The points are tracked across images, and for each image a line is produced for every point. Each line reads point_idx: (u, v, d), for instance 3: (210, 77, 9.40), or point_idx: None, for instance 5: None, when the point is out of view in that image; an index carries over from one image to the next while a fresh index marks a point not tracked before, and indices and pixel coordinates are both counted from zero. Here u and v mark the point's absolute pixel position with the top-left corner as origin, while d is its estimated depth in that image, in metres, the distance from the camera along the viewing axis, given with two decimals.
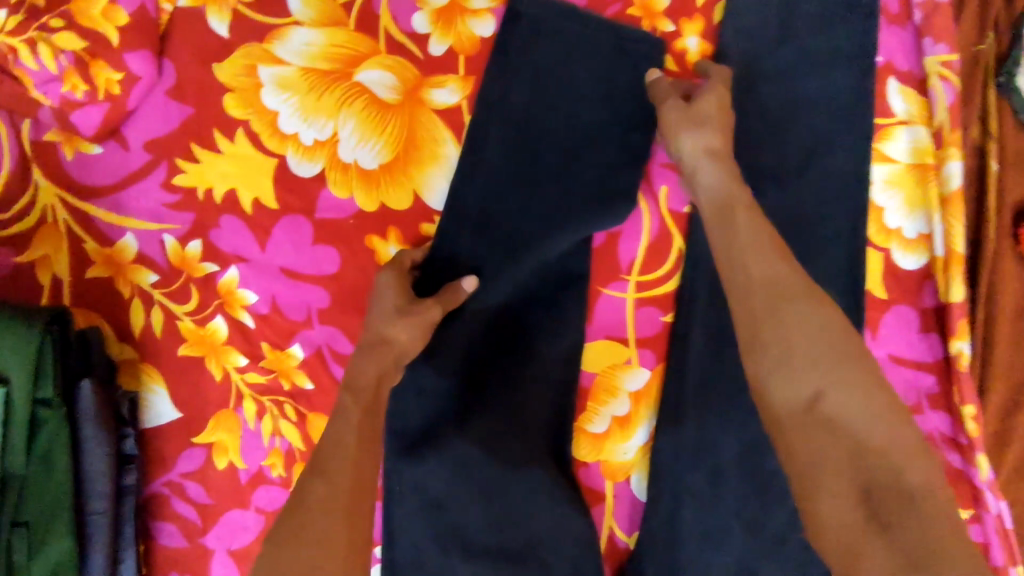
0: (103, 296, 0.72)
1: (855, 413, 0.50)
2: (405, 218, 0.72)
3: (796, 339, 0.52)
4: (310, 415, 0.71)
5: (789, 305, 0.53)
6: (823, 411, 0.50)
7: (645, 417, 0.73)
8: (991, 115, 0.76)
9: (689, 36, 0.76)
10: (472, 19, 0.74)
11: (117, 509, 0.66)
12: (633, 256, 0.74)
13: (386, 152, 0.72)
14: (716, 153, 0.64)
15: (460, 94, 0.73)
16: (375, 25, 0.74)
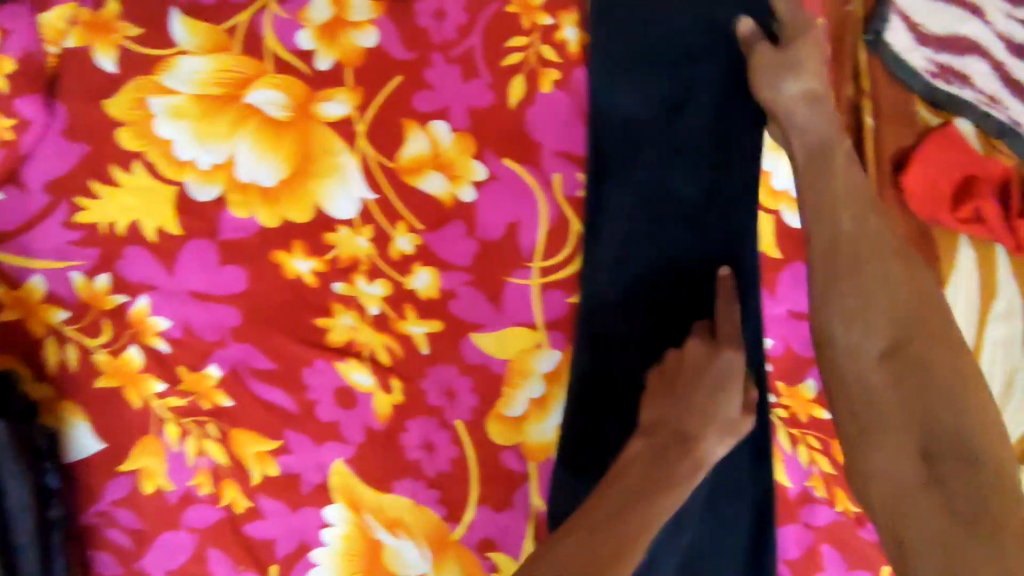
0: (11, 338, 0.73)
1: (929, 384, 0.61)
2: (308, 231, 0.74)
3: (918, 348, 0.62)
4: (232, 430, 0.73)
5: (895, 352, 0.62)
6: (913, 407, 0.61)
7: (560, 395, 0.75)
8: (863, 73, 0.81)
9: (567, 27, 0.79)
10: (354, 30, 0.76)
11: (41, 542, 0.67)
12: (534, 242, 0.76)
13: (282, 166, 0.74)
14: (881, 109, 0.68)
15: (349, 105, 0.75)
16: (259, 46, 0.75)
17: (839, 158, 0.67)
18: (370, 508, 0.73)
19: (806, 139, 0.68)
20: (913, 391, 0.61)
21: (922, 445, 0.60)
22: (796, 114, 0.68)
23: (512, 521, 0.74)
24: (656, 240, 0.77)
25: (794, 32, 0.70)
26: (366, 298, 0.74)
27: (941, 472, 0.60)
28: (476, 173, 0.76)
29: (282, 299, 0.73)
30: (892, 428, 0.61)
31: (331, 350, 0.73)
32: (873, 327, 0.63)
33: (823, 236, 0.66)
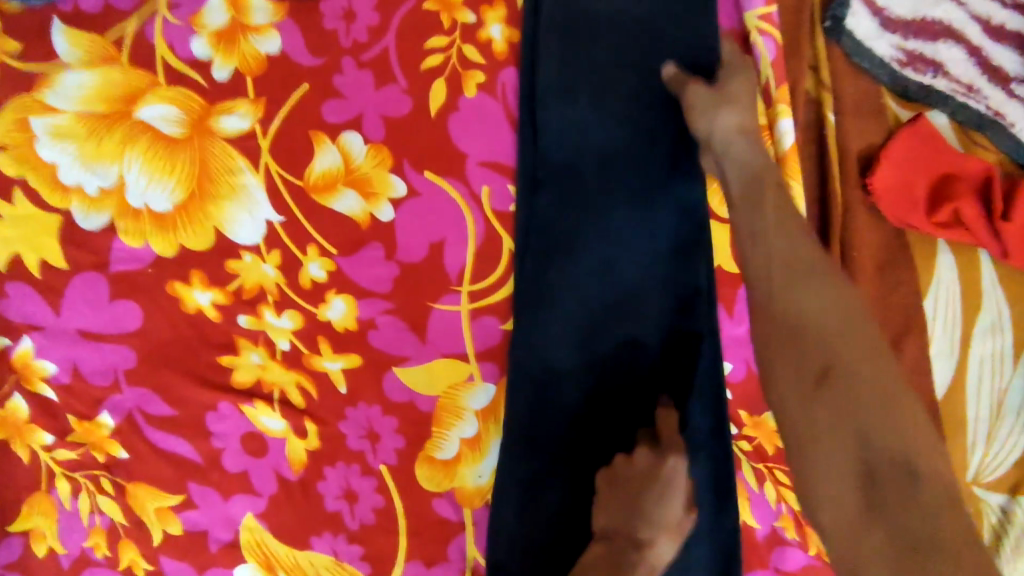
0: None
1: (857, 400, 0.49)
2: (208, 260, 0.67)
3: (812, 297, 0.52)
4: (128, 484, 0.65)
5: (820, 376, 0.50)
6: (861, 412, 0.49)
7: (496, 434, 0.68)
8: (823, 63, 0.74)
9: (492, 24, 0.72)
10: (256, 36, 0.69)
11: None
12: (462, 264, 0.69)
13: (177, 189, 0.67)
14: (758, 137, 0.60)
15: (251, 118, 0.68)
16: (151, 57, 0.68)
17: (779, 204, 0.56)
18: (286, 566, 0.65)
19: (740, 170, 0.59)
20: (834, 418, 0.49)
21: (863, 460, 0.48)
22: (733, 148, 0.60)
23: None
24: (586, 302, 0.69)
25: (726, 94, 0.62)
26: (274, 333, 0.66)
27: (881, 493, 0.47)
28: (381, 182, 0.68)
29: (180, 337, 0.66)
30: (828, 445, 0.49)
31: (237, 391, 0.66)
32: (798, 363, 0.51)
33: (759, 274, 0.54)
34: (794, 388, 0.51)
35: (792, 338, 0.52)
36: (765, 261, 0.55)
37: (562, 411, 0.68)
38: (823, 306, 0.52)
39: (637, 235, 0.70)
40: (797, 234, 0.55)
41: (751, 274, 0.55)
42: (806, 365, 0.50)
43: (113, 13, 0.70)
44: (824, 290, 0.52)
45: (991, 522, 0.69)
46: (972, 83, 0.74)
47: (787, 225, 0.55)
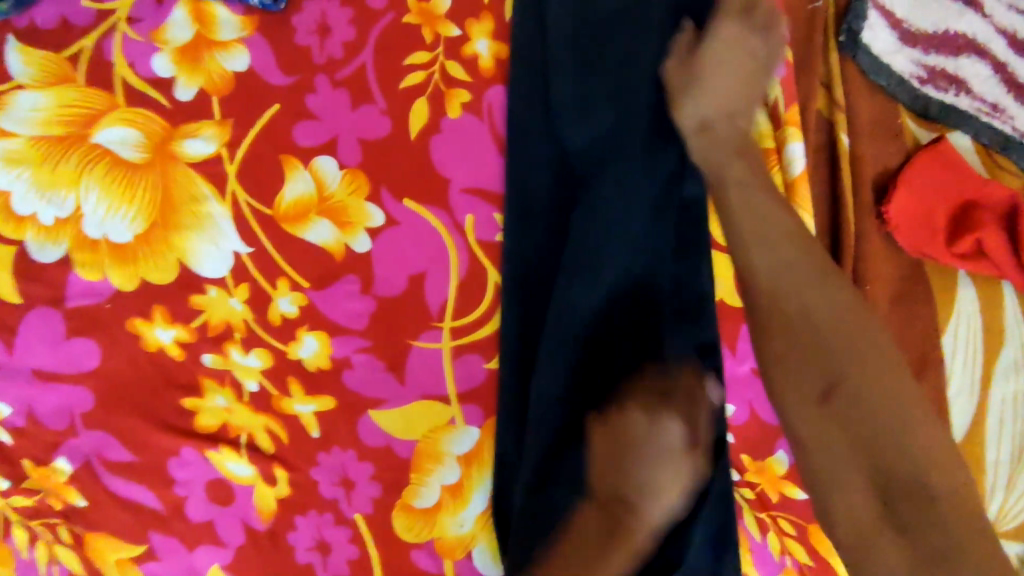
0: None
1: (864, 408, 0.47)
2: (170, 294, 0.62)
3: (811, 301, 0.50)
4: (88, 534, 0.62)
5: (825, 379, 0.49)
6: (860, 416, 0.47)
7: (479, 480, 0.63)
8: (835, 81, 0.69)
9: (478, 38, 0.67)
10: (223, 53, 0.64)
11: None
12: (444, 300, 0.64)
13: (138, 218, 0.62)
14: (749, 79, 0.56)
15: (217, 142, 0.63)
16: (111, 78, 0.64)
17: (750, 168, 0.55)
18: None
19: (721, 117, 0.56)
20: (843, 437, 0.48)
21: (874, 476, 0.47)
22: (719, 128, 0.55)
23: None
24: (593, 310, 0.60)
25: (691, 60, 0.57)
26: (243, 373, 0.62)
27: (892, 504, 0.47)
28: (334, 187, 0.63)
29: (142, 377, 0.62)
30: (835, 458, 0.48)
31: (202, 436, 0.62)
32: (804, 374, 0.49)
33: (764, 278, 0.51)
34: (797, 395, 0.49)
35: (812, 354, 0.49)
36: (764, 248, 0.51)
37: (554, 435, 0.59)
38: (834, 312, 0.49)
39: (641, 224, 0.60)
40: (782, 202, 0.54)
41: (756, 276, 0.51)
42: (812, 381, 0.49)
43: (73, 30, 0.66)
44: (832, 295, 0.50)
45: None
46: (997, 102, 0.70)
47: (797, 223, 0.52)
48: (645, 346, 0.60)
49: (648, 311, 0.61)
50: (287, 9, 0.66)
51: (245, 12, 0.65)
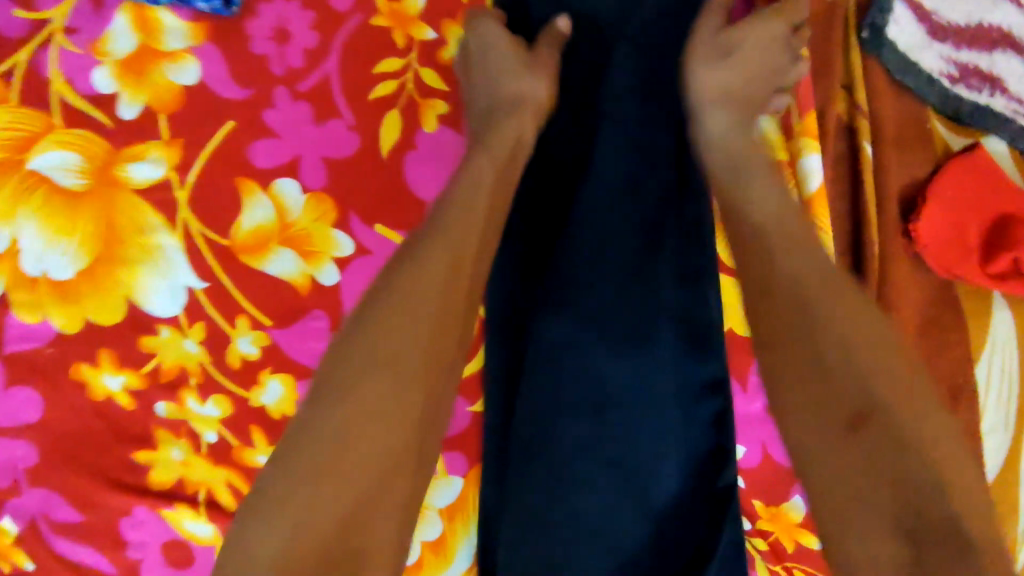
0: None
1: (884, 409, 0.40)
2: (116, 337, 0.56)
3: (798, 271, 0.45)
4: None
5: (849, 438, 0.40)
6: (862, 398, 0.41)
7: (464, 534, 0.60)
8: (857, 83, 0.62)
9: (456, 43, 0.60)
10: (171, 63, 0.58)
11: None
12: None
13: (80, 253, 0.56)
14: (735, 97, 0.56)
15: (166, 165, 0.57)
16: (46, 94, 0.58)
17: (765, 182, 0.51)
18: None
19: (724, 149, 0.54)
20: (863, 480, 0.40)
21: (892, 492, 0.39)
22: (712, 131, 0.54)
23: None
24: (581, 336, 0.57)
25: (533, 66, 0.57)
26: (199, 424, 0.56)
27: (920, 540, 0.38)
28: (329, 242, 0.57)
29: (87, 427, 0.56)
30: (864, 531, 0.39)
31: (156, 494, 0.56)
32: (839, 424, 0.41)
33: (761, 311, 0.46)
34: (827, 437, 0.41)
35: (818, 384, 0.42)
36: (768, 281, 0.46)
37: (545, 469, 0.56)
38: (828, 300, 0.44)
39: (618, 249, 0.57)
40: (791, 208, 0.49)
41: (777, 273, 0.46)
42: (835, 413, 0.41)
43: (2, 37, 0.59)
44: (841, 326, 0.43)
45: None
46: None
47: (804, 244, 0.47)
48: (633, 375, 0.57)
49: (647, 364, 0.57)
50: (243, 12, 0.59)
51: (194, 16, 0.59)
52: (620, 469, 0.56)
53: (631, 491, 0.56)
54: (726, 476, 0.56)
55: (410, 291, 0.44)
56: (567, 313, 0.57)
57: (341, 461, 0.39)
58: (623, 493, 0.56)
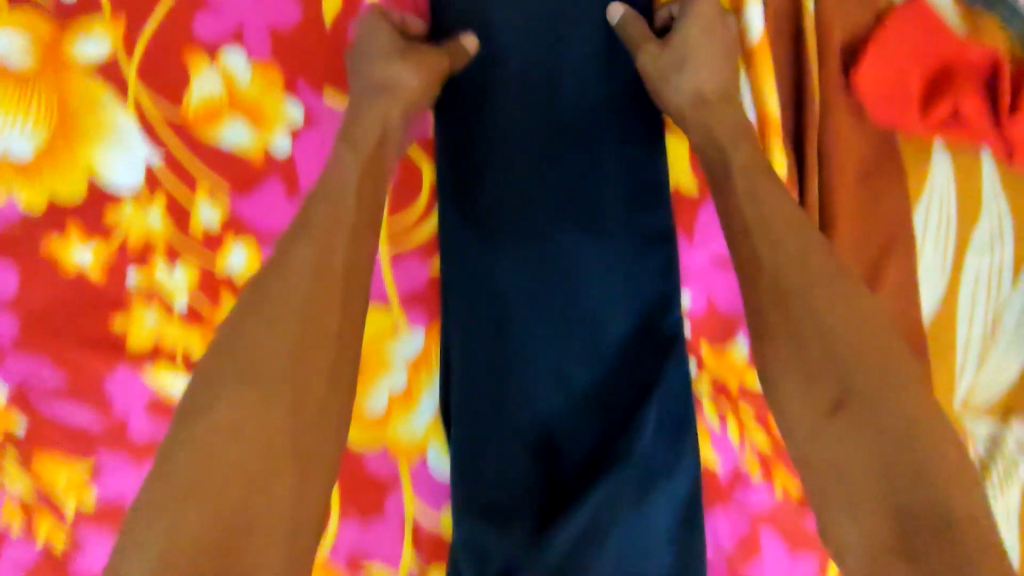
0: None
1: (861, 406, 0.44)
2: (82, 210, 0.59)
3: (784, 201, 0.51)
4: (33, 457, 0.61)
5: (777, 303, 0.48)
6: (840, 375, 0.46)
7: (428, 380, 0.64)
8: None
9: None
10: None
11: None
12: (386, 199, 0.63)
13: (36, 130, 0.57)
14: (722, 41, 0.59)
15: (110, 42, 0.58)
16: None
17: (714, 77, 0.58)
18: None
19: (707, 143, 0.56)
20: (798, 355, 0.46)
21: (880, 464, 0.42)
22: (700, 73, 0.58)
23: (385, 532, 0.63)
24: (520, 194, 0.62)
25: (408, 55, 0.57)
26: (168, 290, 0.60)
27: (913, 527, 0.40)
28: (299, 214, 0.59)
29: (66, 296, 0.59)
30: (853, 489, 0.42)
31: (133, 356, 0.60)
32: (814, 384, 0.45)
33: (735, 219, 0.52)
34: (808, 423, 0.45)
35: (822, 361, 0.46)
36: (742, 212, 0.52)
37: (493, 316, 0.62)
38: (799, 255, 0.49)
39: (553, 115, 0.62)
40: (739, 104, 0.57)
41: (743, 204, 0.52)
42: (814, 396, 0.45)
43: None
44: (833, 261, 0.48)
45: (979, 454, 0.66)
46: None
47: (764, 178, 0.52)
48: (571, 227, 0.62)
49: (586, 216, 0.62)
50: None
51: None
52: (561, 314, 0.62)
53: (572, 334, 0.62)
54: (671, 318, 0.61)
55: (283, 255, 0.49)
56: (507, 175, 0.62)
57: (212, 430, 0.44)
58: (565, 335, 0.62)
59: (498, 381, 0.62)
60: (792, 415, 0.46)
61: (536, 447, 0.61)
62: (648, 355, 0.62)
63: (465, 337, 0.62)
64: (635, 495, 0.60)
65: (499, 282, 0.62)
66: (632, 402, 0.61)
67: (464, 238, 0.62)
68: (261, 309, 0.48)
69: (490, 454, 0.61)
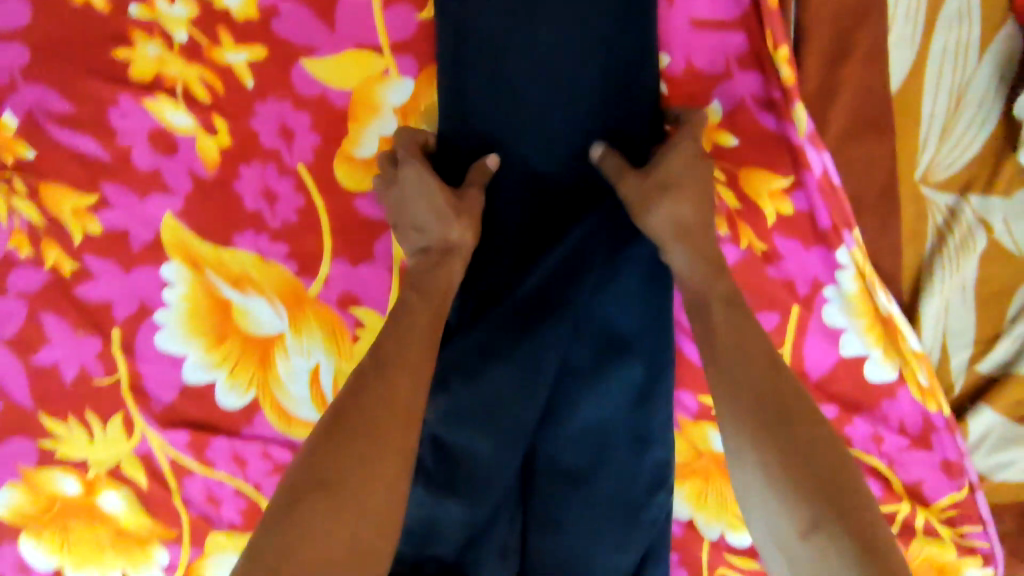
0: None
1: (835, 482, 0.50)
2: None
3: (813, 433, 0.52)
4: (38, 183, 0.64)
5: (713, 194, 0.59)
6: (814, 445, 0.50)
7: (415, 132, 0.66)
8: None
9: None
10: None
11: None
12: None
13: None
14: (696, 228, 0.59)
15: None
16: None
17: (696, 241, 0.59)
18: (211, 264, 0.66)
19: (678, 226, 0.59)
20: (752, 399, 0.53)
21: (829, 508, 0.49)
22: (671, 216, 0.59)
23: (373, 275, 0.67)
24: None
25: (462, 212, 0.60)
26: (169, 24, 0.64)
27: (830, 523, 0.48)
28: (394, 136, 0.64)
29: (75, 27, 0.64)
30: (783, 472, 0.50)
31: (138, 86, 0.64)
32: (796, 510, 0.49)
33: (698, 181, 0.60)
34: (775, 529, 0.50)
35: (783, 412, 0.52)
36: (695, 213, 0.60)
37: (478, 48, 0.64)
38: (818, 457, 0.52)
39: None
40: (707, 269, 0.58)
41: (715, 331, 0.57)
42: (794, 521, 0.49)
43: None
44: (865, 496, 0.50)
45: (937, 223, 0.70)
46: None
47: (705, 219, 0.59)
48: None
49: None
50: None
51: None
52: (543, 47, 0.64)
53: (556, 69, 0.64)
54: (647, 74, 0.65)
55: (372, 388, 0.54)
56: None
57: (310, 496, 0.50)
58: (550, 72, 0.64)
59: (489, 148, 0.66)
60: (764, 540, 0.51)
61: (525, 203, 0.68)
62: (636, 121, 0.65)
63: (456, 90, 0.64)
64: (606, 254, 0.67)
65: (486, 42, 0.64)
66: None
67: (453, 10, 0.63)
68: (355, 437, 0.52)
69: (479, 211, 0.68)
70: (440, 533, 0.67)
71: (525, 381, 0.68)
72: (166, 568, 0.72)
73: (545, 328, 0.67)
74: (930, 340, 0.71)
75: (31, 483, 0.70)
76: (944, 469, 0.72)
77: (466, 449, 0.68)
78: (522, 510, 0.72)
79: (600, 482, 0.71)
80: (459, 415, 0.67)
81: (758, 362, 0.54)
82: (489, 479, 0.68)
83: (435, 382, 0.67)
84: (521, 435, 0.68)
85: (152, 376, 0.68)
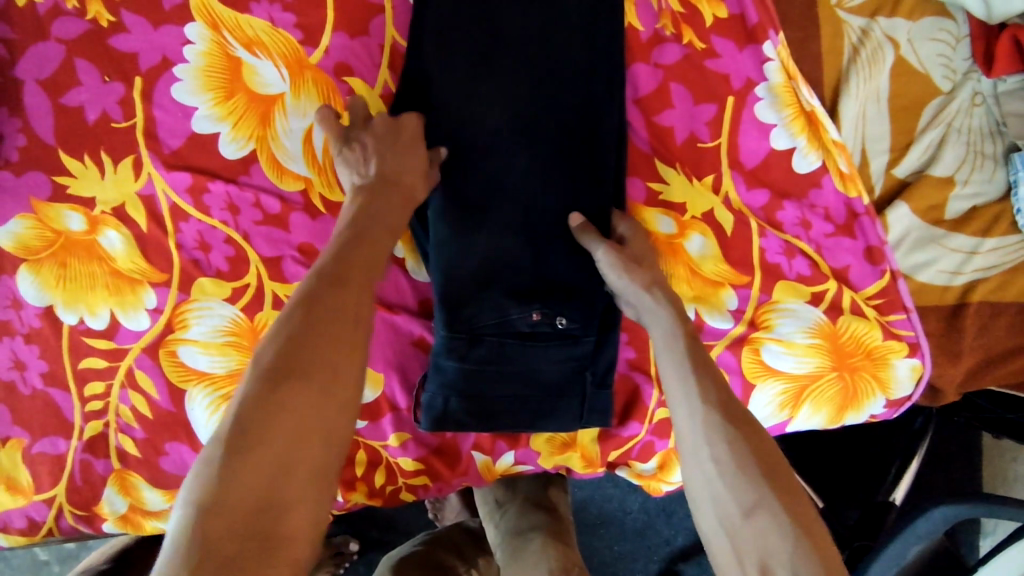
0: None
1: (776, 490, 0.55)
2: None
3: (760, 440, 0.58)
4: None
5: (636, 255, 0.72)
6: (758, 457, 0.57)
7: None
8: None
9: None
10: None
11: None
12: None
13: None
14: (652, 283, 0.69)
15: None
16: None
17: (668, 294, 0.69)
18: (228, 27, 0.77)
19: (626, 283, 0.70)
20: (690, 397, 0.61)
21: (759, 497, 0.54)
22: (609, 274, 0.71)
23: (367, 49, 0.79)
24: None
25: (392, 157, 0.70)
26: None
27: (763, 508, 0.54)
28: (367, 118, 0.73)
29: None
30: (733, 482, 0.56)
31: None
32: (739, 488, 0.55)
33: (635, 239, 0.74)
34: (720, 521, 0.55)
35: (730, 419, 0.59)
36: (621, 263, 0.71)
37: None
38: (758, 453, 0.57)
39: None
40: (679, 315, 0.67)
41: (667, 378, 0.64)
42: (738, 501, 0.55)
43: None
44: (799, 492, 0.55)
45: (853, 39, 0.82)
46: None
47: (646, 274, 0.70)
48: None
49: None
50: None
51: None
52: None
53: None
54: None
55: (326, 338, 0.55)
56: None
57: (246, 451, 0.49)
58: None
59: None
60: (711, 527, 0.56)
61: (496, 18, 0.78)
62: None
63: None
64: (563, 74, 0.78)
65: None
66: (559, 13, 0.78)
67: None
68: (300, 390, 0.52)
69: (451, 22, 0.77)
70: (464, 285, 0.75)
71: (533, 171, 0.77)
72: (151, 311, 0.77)
73: (540, 129, 0.77)
74: (850, 138, 0.82)
75: (37, 219, 0.76)
76: (868, 257, 0.81)
77: (495, 218, 0.76)
78: (534, 276, 0.77)
79: (586, 282, 0.78)
80: (490, 191, 0.76)
81: (684, 349, 0.64)
82: (519, 249, 0.77)
83: (453, 165, 0.76)
84: (537, 227, 0.77)
85: (164, 124, 0.77)
